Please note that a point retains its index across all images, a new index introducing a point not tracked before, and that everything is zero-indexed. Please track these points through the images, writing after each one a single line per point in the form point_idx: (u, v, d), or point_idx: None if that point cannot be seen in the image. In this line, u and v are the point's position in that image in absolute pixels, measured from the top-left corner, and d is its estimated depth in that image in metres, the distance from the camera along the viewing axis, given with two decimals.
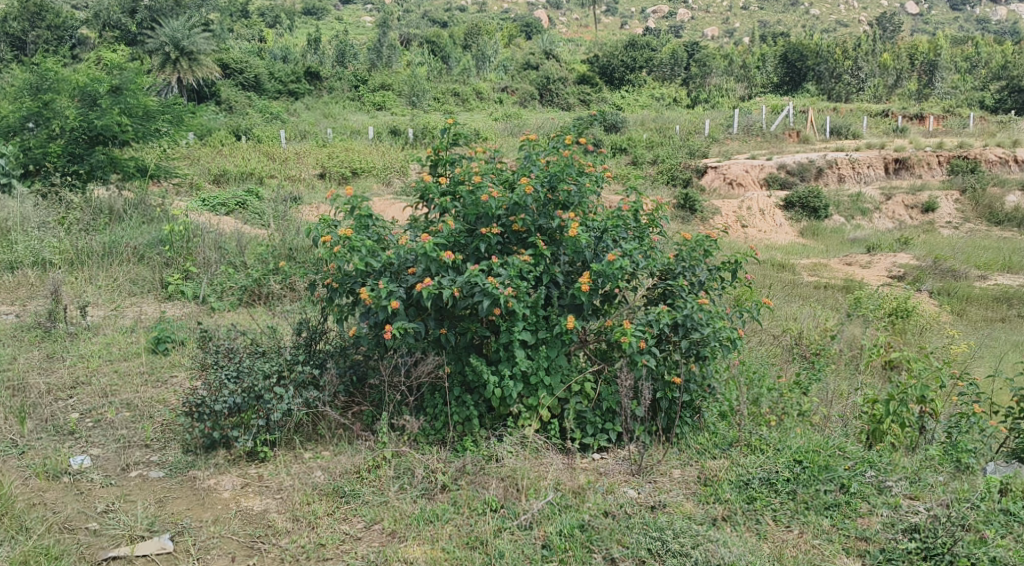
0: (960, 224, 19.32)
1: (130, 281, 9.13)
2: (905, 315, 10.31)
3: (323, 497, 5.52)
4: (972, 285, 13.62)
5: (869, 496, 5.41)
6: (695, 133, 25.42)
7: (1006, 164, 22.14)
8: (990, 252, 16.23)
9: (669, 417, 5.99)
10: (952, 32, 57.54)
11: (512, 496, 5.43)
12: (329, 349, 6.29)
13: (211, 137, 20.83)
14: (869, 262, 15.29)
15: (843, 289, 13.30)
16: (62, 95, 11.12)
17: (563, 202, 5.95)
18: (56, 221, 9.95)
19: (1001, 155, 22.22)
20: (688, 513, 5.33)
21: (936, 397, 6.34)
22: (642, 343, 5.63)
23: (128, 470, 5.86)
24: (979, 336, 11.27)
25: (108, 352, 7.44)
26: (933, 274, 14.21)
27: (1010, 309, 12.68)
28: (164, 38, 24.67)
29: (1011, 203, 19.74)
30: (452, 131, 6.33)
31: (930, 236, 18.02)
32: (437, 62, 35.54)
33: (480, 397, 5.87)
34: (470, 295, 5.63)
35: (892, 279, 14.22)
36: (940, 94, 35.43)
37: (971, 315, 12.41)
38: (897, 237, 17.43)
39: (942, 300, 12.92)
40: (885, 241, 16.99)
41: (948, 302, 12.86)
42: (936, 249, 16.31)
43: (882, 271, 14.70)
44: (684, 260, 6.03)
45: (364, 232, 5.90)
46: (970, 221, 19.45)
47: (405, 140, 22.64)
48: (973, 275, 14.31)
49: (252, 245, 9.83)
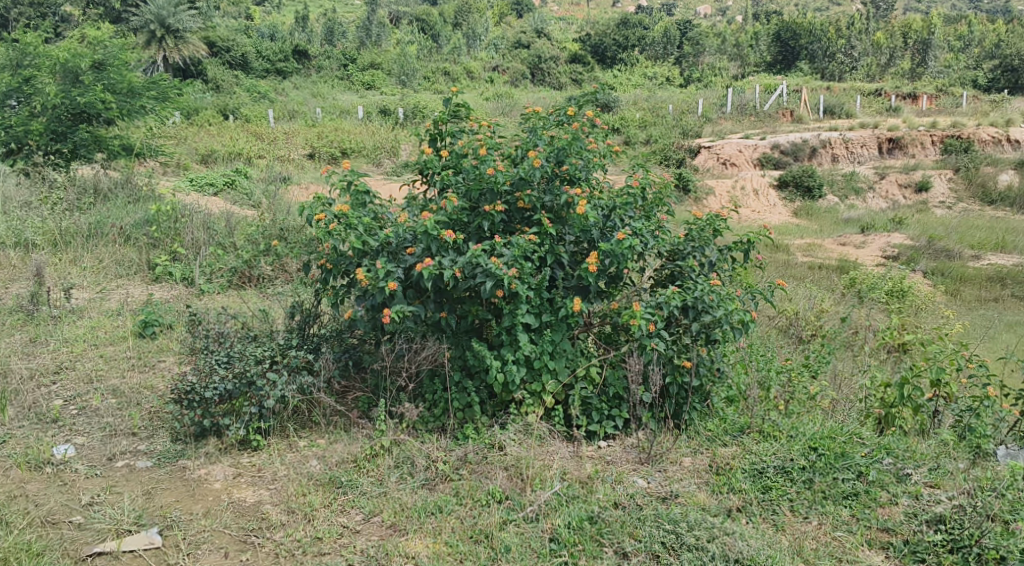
0: (954, 204, 19.12)
1: (116, 263, 8.85)
2: (901, 296, 10.14)
3: (319, 487, 5.28)
4: (966, 265, 13.41)
5: (888, 484, 5.18)
6: (688, 113, 25.13)
7: (999, 144, 21.93)
8: (983, 232, 16.07)
9: (677, 404, 5.75)
10: (945, 10, 57.00)
11: (517, 486, 5.21)
12: (324, 333, 6.08)
13: (199, 117, 20.47)
14: (863, 242, 15.12)
15: (838, 268, 13.07)
16: (43, 72, 10.86)
17: (570, 177, 5.69)
18: (39, 200, 9.64)
19: (994, 135, 22.00)
20: (702, 504, 5.09)
21: (950, 380, 6.18)
22: (650, 326, 5.43)
23: (114, 460, 5.61)
24: (974, 319, 11.10)
25: (94, 336, 7.19)
26: (927, 255, 14.01)
27: (1005, 288, 12.48)
28: (149, 16, 24.53)
29: (1005, 181, 19.47)
30: (453, 103, 6.06)
31: (924, 216, 17.82)
32: (427, 42, 35.08)
33: (481, 383, 5.62)
34: (472, 276, 5.40)
35: (886, 259, 14.03)
36: (933, 72, 34.99)
37: (964, 295, 12.23)
38: (891, 216, 17.25)
39: (936, 280, 12.69)
40: (878, 221, 16.74)
41: (942, 282, 12.66)
42: (930, 229, 16.15)
43: (876, 252, 14.51)
44: (693, 240, 5.85)
45: (361, 210, 5.67)
46: (963, 201, 19.25)
47: (395, 120, 22.28)
48: (968, 255, 14.09)
49: (242, 225, 9.55)
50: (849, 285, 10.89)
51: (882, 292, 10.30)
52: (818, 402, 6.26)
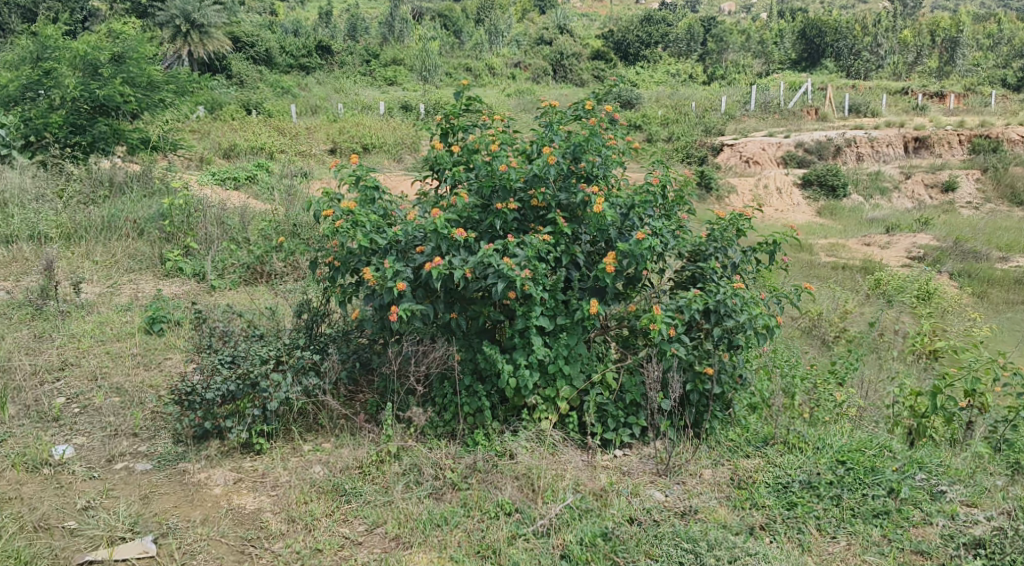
0: (981, 205, 18.69)
1: (129, 257, 8.70)
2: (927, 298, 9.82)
3: (321, 495, 5.07)
4: (993, 267, 13.01)
5: (921, 502, 4.89)
6: (711, 111, 24.80)
7: None
8: (1012, 233, 15.65)
9: (698, 412, 5.51)
10: (974, 7, 56.13)
11: (529, 498, 4.98)
12: (331, 333, 5.88)
13: (221, 111, 20.34)
14: (888, 242, 14.78)
15: (862, 269, 12.72)
16: (63, 65, 10.75)
17: (587, 174, 5.46)
18: (54, 193, 9.46)
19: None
20: (723, 521, 4.82)
21: (986, 390, 5.91)
22: (671, 331, 5.19)
23: (113, 462, 5.43)
24: (1001, 321, 10.78)
25: (101, 331, 7.02)
26: (953, 256, 13.63)
27: None
28: (174, 11, 24.38)
29: None
30: (466, 96, 5.81)
31: (950, 216, 17.42)
32: (449, 38, 34.87)
33: (492, 387, 5.39)
34: (483, 276, 5.18)
35: (911, 260, 13.68)
36: (962, 71, 34.30)
37: (991, 298, 11.89)
38: (916, 217, 16.87)
39: (962, 282, 12.34)
40: (903, 221, 16.37)
41: (968, 283, 12.29)
42: (957, 230, 15.75)
43: (901, 252, 14.15)
44: (716, 240, 5.60)
45: (369, 207, 5.46)
46: (991, 202, 18.80)
47: (416, 116, 22.11)
48: (995, 257, 13.71)
49: (257, 220, 9.40)
50: (874, 286, 10.60)
51: (907, 296, 10.02)
52: (844, 412, 6.01)
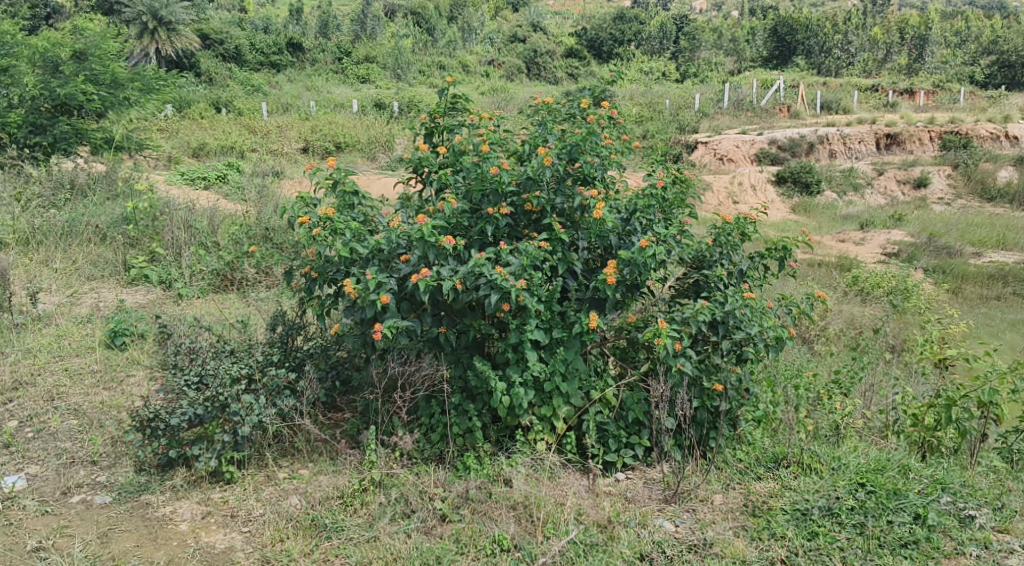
0: (952, 201, 18.47)
1: (91, 263, 8.19)
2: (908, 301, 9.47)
3: (299, 532, 4.65)
4: (968, 263, 12.63)
5: (950, 530, 4.57)
6: (686, 108, 24.50)
7: (998, 140, 21.19)
8: (984, 228, 15.40)
9: (704, 430, 5.14)
10: (942, 6, 56.37)
11: (528, 532, 4.59)
12: (308, 348, 5.45)
13: (191, 110, 19.76)
14: (863, 239, 14.47)
15: (837, 265, 12.35)
16: (22, 61, 10.18)
17: (585, 177, 5.07)
18: (12, 196, 8.84)
19: (993, 130, 21.27)
20: (740, 556, 4.48)
21: (1002, 401, 5.57)
22: (678, 345, 4.80)
23: (69, 495, 4.96)
24: (977, 318, 10.48)
25: (59, 346, 6.53)
26: (927, 252, 13.33)
27: (1007, 286, 11.80)
28: (141, 8, 23.74)
29: (1004, 178, 18.82)
30: (452, 94, 5.39)
31: (923, 212, 17.16)
32: (422, 35, 34.32)
33: (484, 406, 5.01)
34: (475, 287, 4.77)
35: (886, 257, 13.39)
36: (930, 68, 34.13)
37: (966, 293, 11.60)
38: (890, 213, 16.60)
39: (936, 278, 12.02)
40: (877, 218, 16.13)
41: (942, 280, 11.97)
42: (930, 226, 15.50)
43: (876, 249, 13.87)
44: (721, 245, 5.21)
45: (349, 212, 5.05)
46: (962, 198, 18.59)
47: (389, 114, 21.62)
48: (968, 252, 13.41)
49: (226, 223, 8.92)
50: (852, 282, 10.21)
51: (886, 296, 9.66)
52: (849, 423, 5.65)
